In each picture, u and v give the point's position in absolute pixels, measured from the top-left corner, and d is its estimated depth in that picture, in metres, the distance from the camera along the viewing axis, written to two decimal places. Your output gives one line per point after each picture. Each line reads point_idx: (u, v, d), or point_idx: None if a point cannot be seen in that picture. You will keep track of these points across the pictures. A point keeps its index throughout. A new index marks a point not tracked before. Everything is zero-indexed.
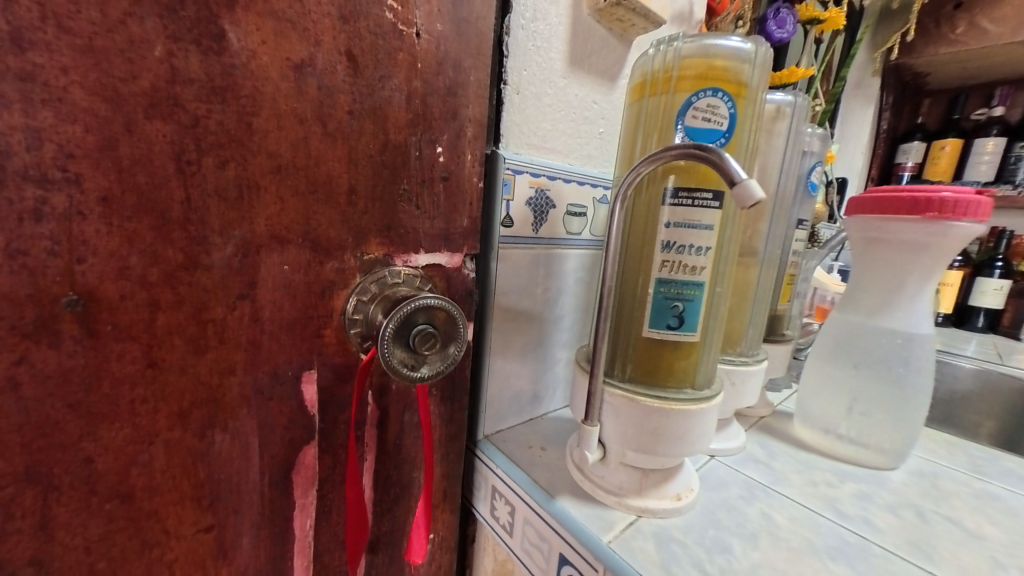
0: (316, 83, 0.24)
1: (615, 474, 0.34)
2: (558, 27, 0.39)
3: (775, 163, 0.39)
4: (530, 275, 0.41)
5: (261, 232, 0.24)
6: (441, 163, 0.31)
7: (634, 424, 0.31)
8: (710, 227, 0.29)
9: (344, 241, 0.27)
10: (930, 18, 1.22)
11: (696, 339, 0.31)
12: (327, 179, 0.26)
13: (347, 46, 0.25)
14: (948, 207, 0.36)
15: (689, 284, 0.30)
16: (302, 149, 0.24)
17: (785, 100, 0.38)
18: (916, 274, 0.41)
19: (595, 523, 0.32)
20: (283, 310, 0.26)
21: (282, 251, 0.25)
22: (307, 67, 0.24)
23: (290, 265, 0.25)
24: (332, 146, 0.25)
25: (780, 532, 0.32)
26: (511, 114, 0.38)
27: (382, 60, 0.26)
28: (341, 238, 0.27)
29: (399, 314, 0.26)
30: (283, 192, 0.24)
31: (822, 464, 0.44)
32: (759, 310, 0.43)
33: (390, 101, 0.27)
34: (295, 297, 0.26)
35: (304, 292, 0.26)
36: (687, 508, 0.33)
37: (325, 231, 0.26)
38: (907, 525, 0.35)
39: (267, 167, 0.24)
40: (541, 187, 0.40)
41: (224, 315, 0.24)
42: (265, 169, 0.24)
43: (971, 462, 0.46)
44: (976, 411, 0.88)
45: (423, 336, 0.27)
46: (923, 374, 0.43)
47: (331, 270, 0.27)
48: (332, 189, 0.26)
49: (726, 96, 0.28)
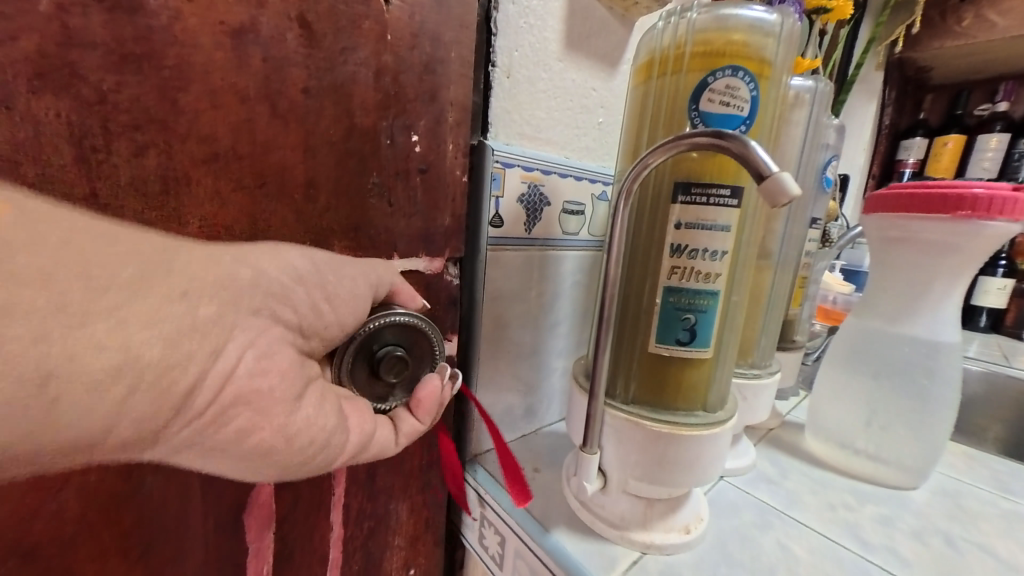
0: (260, 53, 0.20)
1: (617, 505, 0.30)
2: (552, 4, 0.35)
3: (792, 156, 0.35)
4: (523, 279, 0.37)
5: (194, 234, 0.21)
6: (418, 153, 0.27)
7: (639, 451, 0.28)
8: (727, 229, 0.25)
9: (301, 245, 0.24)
10: (935, 11, 1.18)
11: (709, 355, 0.27)
12: (278, 170, 0.22)
13: (299, 10, 0.21)
14: (982, 205, 0.32)
15: (703, 293, 0.26)
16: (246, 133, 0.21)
17: (804, 85, 0.35)
18: (943, 279, 0.38)
19: (595, 561, 0.28)
20: None
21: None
22: (248, 33, 0.20)
23: None
24: (283, 129, 0.22)
25: (801, 569, 0.29)
26: (500, 100, 0.34)
27: (345, 28, 0.22)
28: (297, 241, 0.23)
29: (363, 331, 0.25)
30: (222, 186, 0.21)
31: (839, 483, 0.40)
32: (772, 318, 0.39)
33: (356, 78, 0.23)
34: None
35: None
36: (697, 542, 0.30)
37: (277, 232, 0.23)
38: (938, 557, 0.31)
39: (199, 155, 0.20)
40: (535, 182, 0.36)
41: None
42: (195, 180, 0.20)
43: (996, 478, 0.43)
44: (985, 415, 0.86)
45: (387, 362, 0.25)
46: (948, 387, 0.40)
47: None
48: (285, 181, 0.22)
49: (747, 75, 0.24)
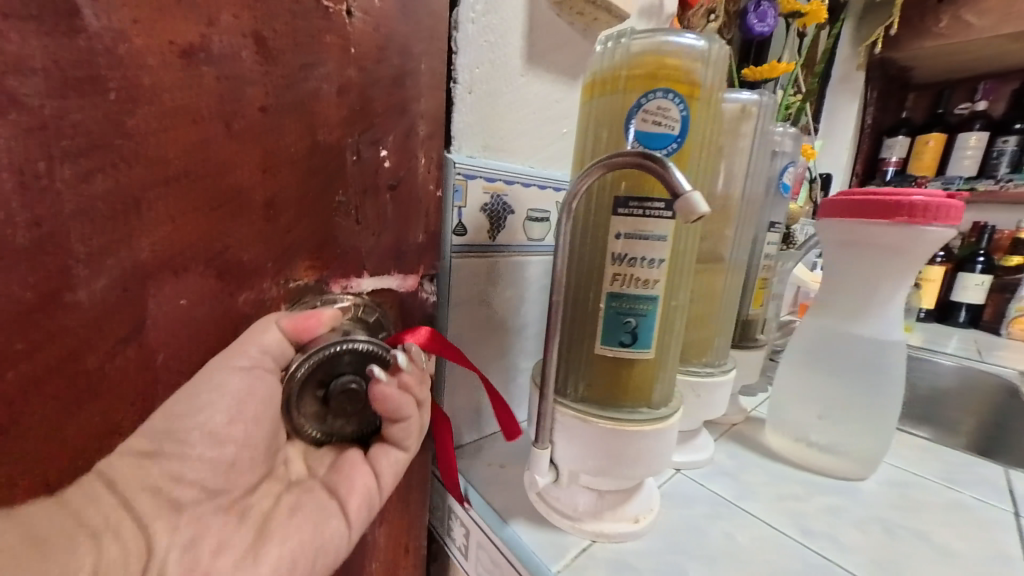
0: (214, 73, 0.22)
1: (570, 497, 0.32)
2: (513, 21, 0.37)
3: (742, 165, 0.37)
4: (488, 285, 0.39)
5: (147, 259, 0.23)
6: (386, 168, 0.29)
7: (587, 446, 0.29)
8: (663, 239, 0.27)
9: (263, 265, 0.26)
10: (914, 11, 1.20)
11: (651, 356, 0.29)
12: (236, 191, 0.24)
13: (253, 28, 0.23)
14: (918, 211, 0.35)
15: (643, 299, 0.28)
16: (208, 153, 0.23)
17: (751, 98, 0.37)
18: (888, 280, 0.40)
19: (547, 550, 0.30)
20: (182, 349, 0.25)
21: (179, 281, 0.24)
22: (199, 52, 0.22)
23: (190, 298, 0.24)
24: (243, 150, 0.24)
25: (740, 555, 0.31)
26: (463, 115, 0.36)
27: (304, 44, 0.24)
28: (259, 261, 0.26)
29: (313, 360, 0.27)
30: (175, 212, 0.23)
31: (792, 475, 0.42)
32: (727, 319, 0.41)
33: (318, 93, 0.25)
34: (201, 328, 0.25)
35: (212, 323, 0.25)
36: (645, 531, 0.32)
37: (238, 252, 0.25)
38: (873, 543, 0.33)
39: (155, 179, 0.22)
40: (498, 193, 0.38)
41: (101, 363, 0.22)
42: (97, 273, 0.21)
43: (945, 470, 0.45)
44: (959, 409, 0.88)
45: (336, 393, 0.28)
46: (894, 383, 0.42)
47: (245, 301, 0.26)
48: (245, 203, 0.25)
49: (677, 97, 0.26)
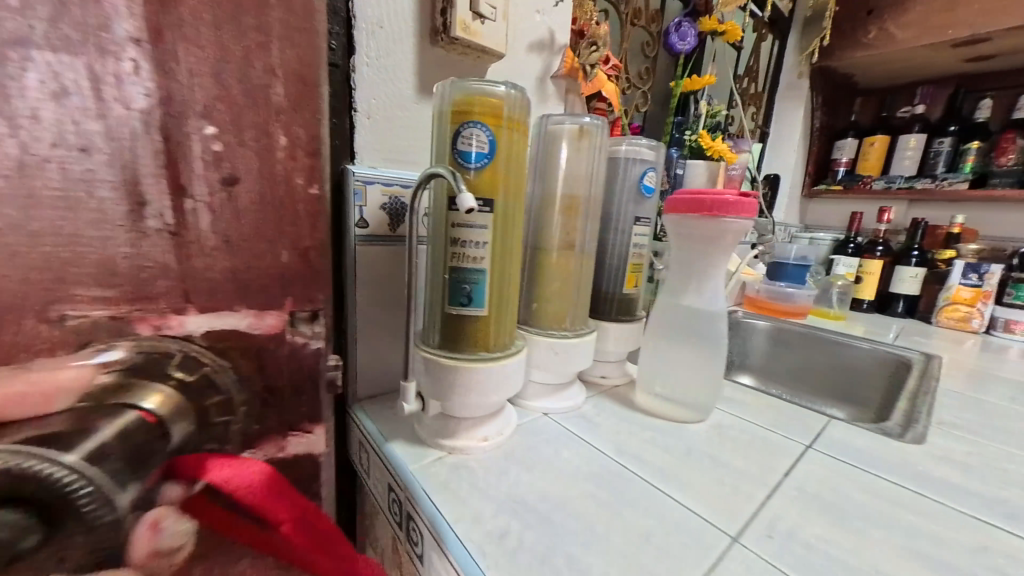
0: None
1: (436, 421, 0.43)
2: (404, 62, 0.48)
3: (583, 172, 0.48)
4: (393, 267, 0.50)
5: None
6: (221, 177, 0.33)
7: (438, 379, 0.40)
8: (483, 227, 0.38)
9: (90, 285, 0.29)
10: (847, 24, 1.29)
11: (485, 313, 0.40)
12: (50, 225, 0.27)
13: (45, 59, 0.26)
14: (716, 207, 0.45)
15: (473, 271, 0.39)
16: (29, 177, 0.26)
17: (587, 121, 0.47)
18: (708, 262, 0.50)
19: (412, 457, 0.41)
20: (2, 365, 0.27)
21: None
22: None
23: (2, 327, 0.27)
24: (53, 183, 0.27)
25: (556, 462, 0.41)
26: (363, 135, 0.47)
27: (110, 72, 0.28)
28: (83, 280, 0.29)
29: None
30: None
31: (640, 420, 0.53)
32: (583, 293, 0.52)
33: (133, 121, 0.29)
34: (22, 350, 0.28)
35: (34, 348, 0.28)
36: (491, 447, 0.42)
37: (64, 275, 0.29)
38: (670, 458, 0.44)
39: None
40: (395, 195, 0.49)
41: None
42: None
43: (776, 418, 0.55)
44: (868, 388, 0.97)
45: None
46: (721, 344, 0.52)
47: (68, 325, 0.29)
48: (60, 233, 0.28)
49: (484, 127, 0.36)
